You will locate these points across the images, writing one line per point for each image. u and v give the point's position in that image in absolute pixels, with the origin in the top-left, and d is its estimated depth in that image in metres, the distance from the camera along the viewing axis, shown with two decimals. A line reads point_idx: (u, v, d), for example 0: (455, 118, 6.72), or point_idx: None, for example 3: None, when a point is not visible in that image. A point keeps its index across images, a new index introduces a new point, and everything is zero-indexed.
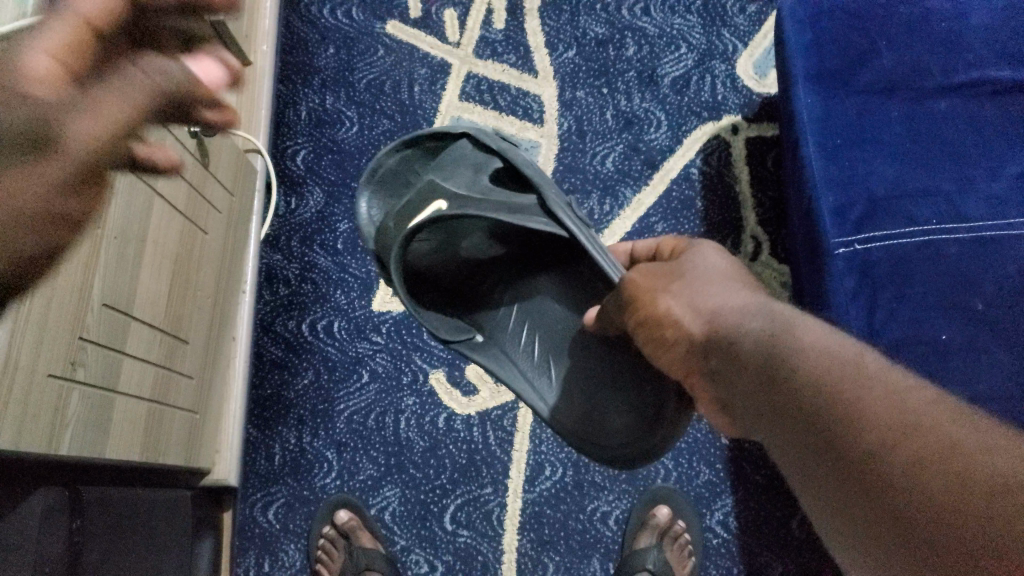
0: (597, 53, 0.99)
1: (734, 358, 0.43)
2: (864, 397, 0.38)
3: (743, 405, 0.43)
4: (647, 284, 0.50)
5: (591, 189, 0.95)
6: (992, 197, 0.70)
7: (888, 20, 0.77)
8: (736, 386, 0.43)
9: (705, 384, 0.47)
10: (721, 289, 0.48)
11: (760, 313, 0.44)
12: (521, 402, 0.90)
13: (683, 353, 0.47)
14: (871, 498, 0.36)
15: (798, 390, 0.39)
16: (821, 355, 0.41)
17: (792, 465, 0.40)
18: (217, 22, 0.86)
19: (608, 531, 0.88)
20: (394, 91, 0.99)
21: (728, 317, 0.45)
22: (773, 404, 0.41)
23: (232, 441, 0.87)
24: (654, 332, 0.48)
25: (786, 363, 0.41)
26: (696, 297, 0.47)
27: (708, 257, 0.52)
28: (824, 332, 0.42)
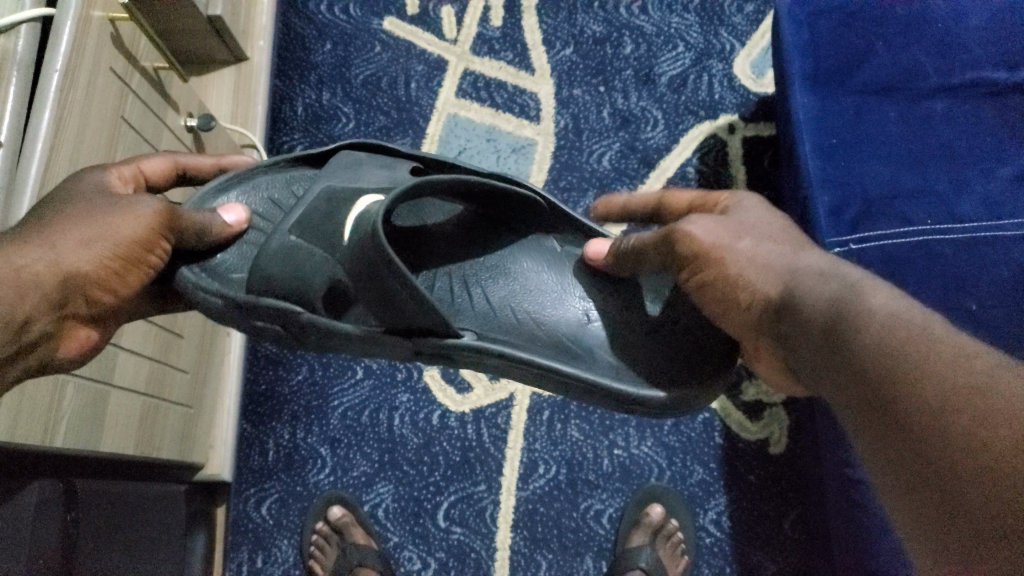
0: (594, 52, 0.99)
1: (802, 323, 0.45)
2: (923, 354, 0.37)
3: (813, 368, 0.44)
4: (709, 238, 0.50)
5: (587, 187, 0.95)
6: (986, 199, 0.70)
7: (882, 22, 0.78)
8: (807, 347, 0.44)
9: (778, 347, 0.48)
10: (791, 254, 0.49)
11: (832, 279, 0.45)
12: (515, 399, 0.90)
13: (756, 316, 0.49)
14: (912, 459, 0.35)
15: (856, 351, 0.40)
16: (886, 319, 0.40)
17: (852, 427, 0.41)
18: (214, 17, 0.86)
19: (601, 530, 0.88)
20: (390, 87, 0.99)
21: (804, 283, 0.46)
22: (833, 364, 0.42)
23: (226, 437, 0.87)
24: (721, 290, 0.51)
25: (845, 326, 0.41)
26: (760, 262, 0.49)
27: (758, 212, 0.54)
28: (893, 298, 0.42)
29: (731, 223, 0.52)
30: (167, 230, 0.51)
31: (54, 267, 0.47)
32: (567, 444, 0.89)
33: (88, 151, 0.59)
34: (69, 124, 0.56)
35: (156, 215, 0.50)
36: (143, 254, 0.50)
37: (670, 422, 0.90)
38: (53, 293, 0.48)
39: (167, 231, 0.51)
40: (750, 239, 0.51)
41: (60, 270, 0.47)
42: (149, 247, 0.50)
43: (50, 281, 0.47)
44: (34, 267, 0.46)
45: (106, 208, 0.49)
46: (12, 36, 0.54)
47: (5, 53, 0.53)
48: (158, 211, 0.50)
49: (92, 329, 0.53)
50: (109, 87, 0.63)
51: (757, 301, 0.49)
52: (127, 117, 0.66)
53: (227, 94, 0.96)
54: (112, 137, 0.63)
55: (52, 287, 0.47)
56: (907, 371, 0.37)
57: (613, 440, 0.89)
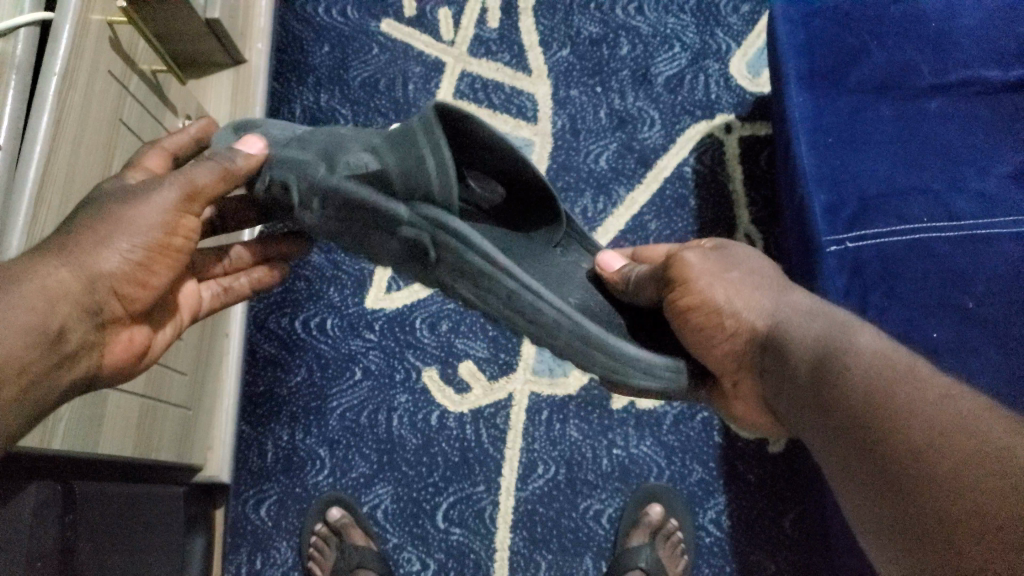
0: (591, 52, 1.00)
1: (787, 360, 0.47)
2: (908, 394, 0.39)
3: (797, 403, 0.46)
4: (699, 271, 0.54)
5: (585, 187, 0.95)
6: (982, 196, 0.70)
7: (876, 21, 0.78)
8: (792, 384, 0.47)
9: (764, 383, 0.51)
10: (773, 292, 0.53)
11: (819, 318, 0.48)
12: (513, 400, 0.90)
13: (737, 348, 0.52)
14: (894, 492, 0.37)
15: (840, 388, 0.42)
16: (873, 360, 0.42)
17: (833, 465, 0.42)
18: (212, 20, 0.87)
19: (601, 530, 0.88)
20: (388, 89, 0.99)
21: (789, 321, 0.49)
22: (815, 404, 0.44)
23: (225, 439, 0.87)
24: (700, 322, 0.52)
25: (829, 362, 0.44)
26: (745, 296, 0.53)
27: (746, 253, 0.58)
28: (880, 339, 0.44)
29: (716, 260, 0.56)
30: (186, 207, 0.52)
31: (82, 270, 0.47)
32: (566, 444, 0.89)
33: (87, 153, 0.59)
34: (67, 126, 0.56)
35: (171, 194, 0.51)
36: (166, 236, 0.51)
37: (669, 421, 0.90)
38: (85, 298, 0.47)
39: (186, 210, 0.52)
40: (735, 273, 0.55)
41: (89, 273, 0.47)
42: (171, 229, 0.51)
43: (80, 285, 0.46)
44: (61, 275, 0.46)
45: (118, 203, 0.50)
46: (11, 40, 0.54)
47: (4, 56, 0.53)
48: (173, 190, 0.51)
49: (132, 329, 0.54)
50: (108, 90, 0.63)
51: (742, 333, 0.51)
52: (125, 120, 0.66)
53: (225, 97, 0.96)
54: (111, 139, 0.63)
55: (82, 296, 0.46)
56: (891, 411, 0.39)
57: (612, 439, 0.89)
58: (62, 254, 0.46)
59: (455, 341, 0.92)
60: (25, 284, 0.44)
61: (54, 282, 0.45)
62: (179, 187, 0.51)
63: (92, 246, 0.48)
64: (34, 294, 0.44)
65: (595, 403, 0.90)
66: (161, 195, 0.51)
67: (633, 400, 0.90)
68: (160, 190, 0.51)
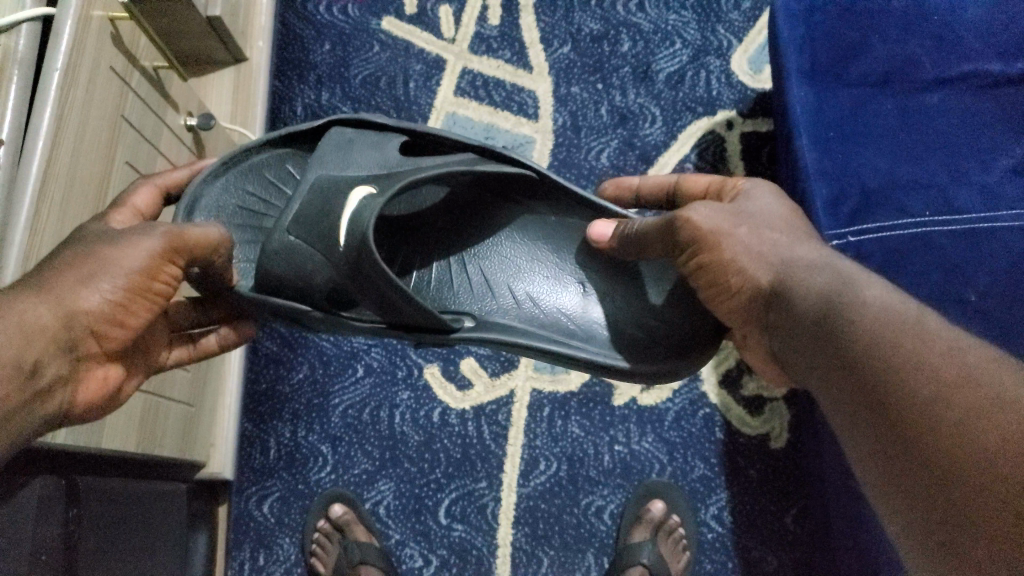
0: (592, 49, 1.00)
1: (792, 316, 0.46)
2: (918, 347, 0.39)
3: (800, 357, 0.46)
4: (709, 226, 0.51)
5: (586, 184, 0.95)
6: (982, 191, 0.70)
7: (878, 15, 0.78)
8: (795, 338, 0.46)
9: (767, 337, 0.50)
10: (787, 241, 0.51)
11: (823, 268, 0.47)
12: (515, 396, 0.90)
13: (745, 303, 0.51)
14: (902, 446, 0.37)
15: (848, 350, 0.41)
16: (880, 312, 0.42)
17: (835, 416, 0.42)
18: (212, 18, 0.87)
19: (603, 526, 0.88)
20: (390, 87, 1.00)
21: (795, 274, 0.47)
22: (820, 360, 0.43)
23: (228, 436, 0.88)
24: (716, 275, 0.51)
25: (836, 322, 0.43)
26: (756, 250, 0.50)
27: (761, 198, 0.56)
28: (887, 291, 0.43)
29: (729, 210, 0.53)
30: (171, 257, 0.51)
31: (62, 309, 0.47)
32: (568, 440, 0.89)
33: (88, 148, 0.59)
34: (69, 122, 0.56)
35: (157, 243, 0.50)
36: (147, 282, 0.50)
37: (670, 417, 0.90)
38: (61, 335, 0.47)
39: (171, 259, 0.51)
40: (748, 225, 0.52)
41: (67, 313, 0.47)
42: (153, 276, 0.50)
43: (57, 324, 0.47)
44: (39, 313, 0.46)
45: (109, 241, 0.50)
46: (13, 35, 0.54)
47: (7, 52, 0.54)
48: (158, 240, 0.50)
49: (107, 367, 0.52)
50: (110, 85, 0.63)
51: (747, 288, 0.50)
52: (127, 115, 0.66)
53: (228, 95, 0.97)
54: (113, 135, 0.63)
55: (57, 333, 0.47)
56: (898, 368, 0.38)
57: (614, 435, 0.89)
58: (40, 295, 0.46)
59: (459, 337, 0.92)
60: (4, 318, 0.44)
61: (32, 319, 0.45)
62: (166, 239, 0.50)
63: (72, 288, 0.47)
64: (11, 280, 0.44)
65: (596, 399, 0.90)
66: (147, 243, 0.50)
67: (635, 396, 0.90)
68: (148, 236, 0.50)
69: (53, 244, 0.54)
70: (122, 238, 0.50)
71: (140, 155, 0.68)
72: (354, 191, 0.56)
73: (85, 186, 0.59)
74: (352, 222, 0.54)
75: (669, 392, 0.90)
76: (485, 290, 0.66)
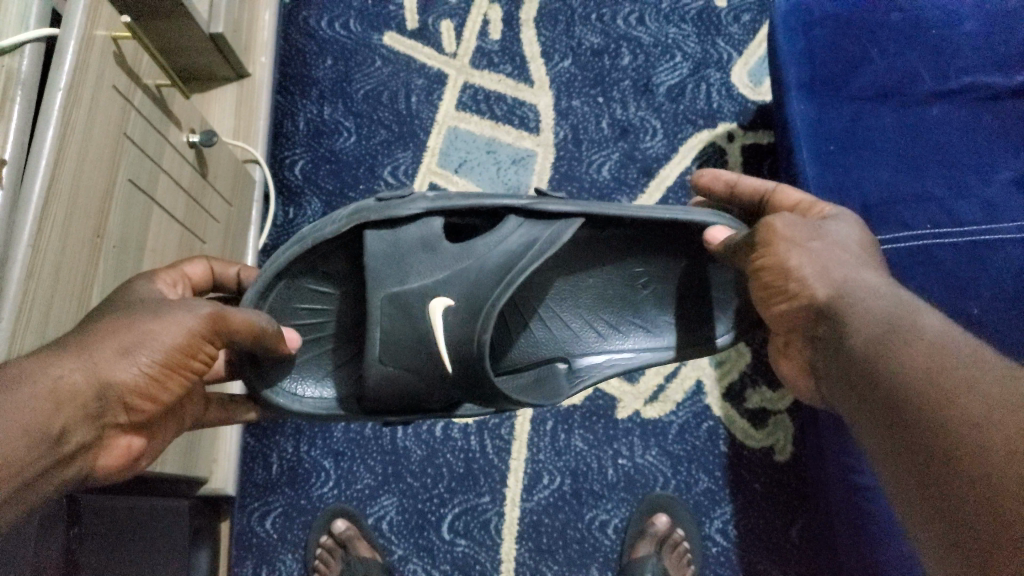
0: (593, 63, 1.00)
1: (840, 327, 0.46)
2: (973, 368, 0.39)
3: (840, 368, 0.46)
4: (786, 232, 0.53)
5: (587, 197, 0.96)
6: (983, 203, 0.70)
7: (878, 28, 0.78)
8: (840, 349, 0.46)
9: (811, 349, 0.50)
10: (853, 264, 0.50)
11: (885, 293, 0.47)
12: (518, 410, 0.90)
13: (795, 311, 0.51)
14: (942, 454, 0.37)
15: (890, 362, 0.42)
16: (935, 337, 0.42)
17: (873, 424, 0.42)
18: (215, 35, 0.88)
19: (607, 540, 0.87)
20: (391, 101, 1.00)
21: (851, 291, 0.48)
22: (863, 374, 0.43)
23: (230, 450, 0.87)
24: (776, 278, 0.52)
25: (886, 335, 0.43)
26: (828, 263, 0.50)
27: (841, 227, 0.55)
28: (943, 321, 0.44)
29: (812, 228, 0.54)
30: (208, 334, 0.50)
31: (94, 378, 0.45)
32: (572, 454, 0.89)
33: (91, 167, 0.59)
34: (72, 141, 0.56)
35: (197, 321, 0.49)
36: (185, 360, 0.49)
37: (674, 431, 0.89)
38: (91, 405, 0.45)
39: (208, 336, 0.50)
40: (821, 241, 0.52)
41: (101, 385, 0.46)
42: (189, 353, 0.49)
43: (90, 393, 0.45)
44: (75, 382, 0.44)
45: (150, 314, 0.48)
46: (17, 56, 0.55)
47: (11, 74, 0.54)
48: (199, 318, 0.49)
49: (132, 435, 0.51)
50: (113, 105, 0.63)
51: (804, 295, 0.50)
52: (130, 135, 0.65)
53: (230, 110, 0.98)
54: (115, 155, 0.63)
55: (90, 402, 0.45)
56: (949, 385, 0.39)
57: (618, 449, 0.89)
58: (76, 362, 0.45)
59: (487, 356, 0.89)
60: (35, 384, 0.42)
61: (66, 386, 0.44)
62: (208, 317, 0.49)
63: (108, 360, 0.46)
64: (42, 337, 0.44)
65: (600, 413, 0.90)
66: (188, 321, 0.49)
67: (638, 410, 0.90)
68: (189, 313, 0.49)
69: (54, 265, 0.54)
70: (157, 311, 0.49)
71: (141, 174, 0.68)
72: (432, 303, 0.55)
73: (87, 208, 0.59)
74: (452, 345, 0.55)
75: (673, 405, 0.90)
76: (562, 327, 0.68)
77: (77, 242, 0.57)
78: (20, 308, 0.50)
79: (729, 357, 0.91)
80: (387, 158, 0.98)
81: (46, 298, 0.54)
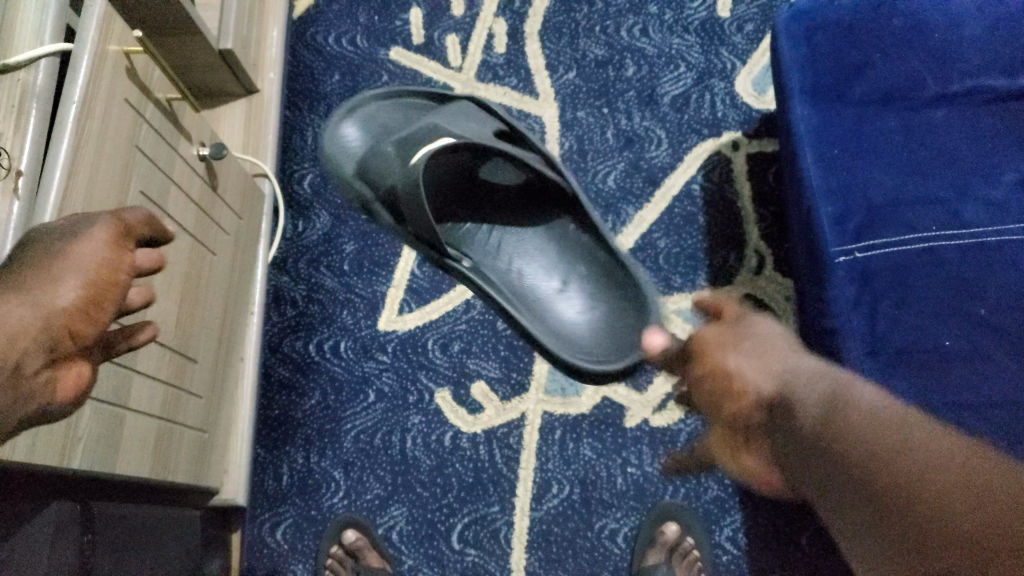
0: (597, 74, 1.01)
1: (789, 421, 0.48)
2: (913, 442, 0.42)
3: (796, 459, 0.47)
4: (713, 348, 0.56)
5: (593, 207, 0.96)
6: (988, 205, 0.71)
7: (880, 33, 0.78)
8: (790, 440, 0.48)
9: (764, 442, 0.51)
10: (783, 352, 0.54)
11: (815, 379, 0.50)
12: (527, 419, 0.90)
13: (741, 413, 0.53)
14: (910, 536, 0.39)
15: (850, 452, 0.43)
16: (868, 413, 0.45)
17: (838, 510, 0.44)
18: (224, 51, 0.90)
19: (616, 549, 0.87)
20: (398, 116, 1.02)
21: (789, 380, 0.50)
22: (817, 460, 0.45)
23: (240, 461, 0.88)
24: (716, 386, 0.55)
25: (837, 421, 0.45)
26: (757, 362, 0.53)
27: (764, 323, 0.58)
28: (873, 397, 0.47)
29: (736, 330, 0.58)
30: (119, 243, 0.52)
31: (37, 309, 0.46)
32: (580, 463, 0.89)
33: (103, 181, 0.60)
34: (86, 154, 0.58)
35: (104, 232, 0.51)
36: (110, 274, 0.50)
37: (683, 438, 0.89)
38: (42, 338, 0.45)
39: (122, 245, 0.52)
40: (751, 341, 0.55)
41: (47, 312, 0.46)
42: (111, 267, 0.51)
43: (36, 326, 0.45)
44: (20, 315, 0.45)
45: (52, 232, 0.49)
46: (32, 70, 0.56)
47: (26, 87, 0.55)
48: (104, 229, 0.51)
49: (81, 363, 0.49)
50: (125, 117, 0.64)
51: (745, 398, 0.52)
52: (142, 147, 0.67)
53: (239, 125, 0.99)
54: (127, 166, 0.64)
55: (40, 331, 0.45)
56: (894, 462, 0.41)
57: (626, 458, 0.89)
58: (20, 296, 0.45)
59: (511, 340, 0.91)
60: None
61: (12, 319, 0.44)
62: (109, 229, 0.52)
63: (44, 285, 0.46)
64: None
65: (609, 422, 0.90)
66: (98, 234, 0.51)
67: (646, 418, 0.90)
68: (95, 226, 0.51)
69: None
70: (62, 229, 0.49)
71: (153, 185, 0.69)
72: None
73: None
74: None
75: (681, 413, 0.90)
76: None
77: None
78: None
79: None
80: None
81: None
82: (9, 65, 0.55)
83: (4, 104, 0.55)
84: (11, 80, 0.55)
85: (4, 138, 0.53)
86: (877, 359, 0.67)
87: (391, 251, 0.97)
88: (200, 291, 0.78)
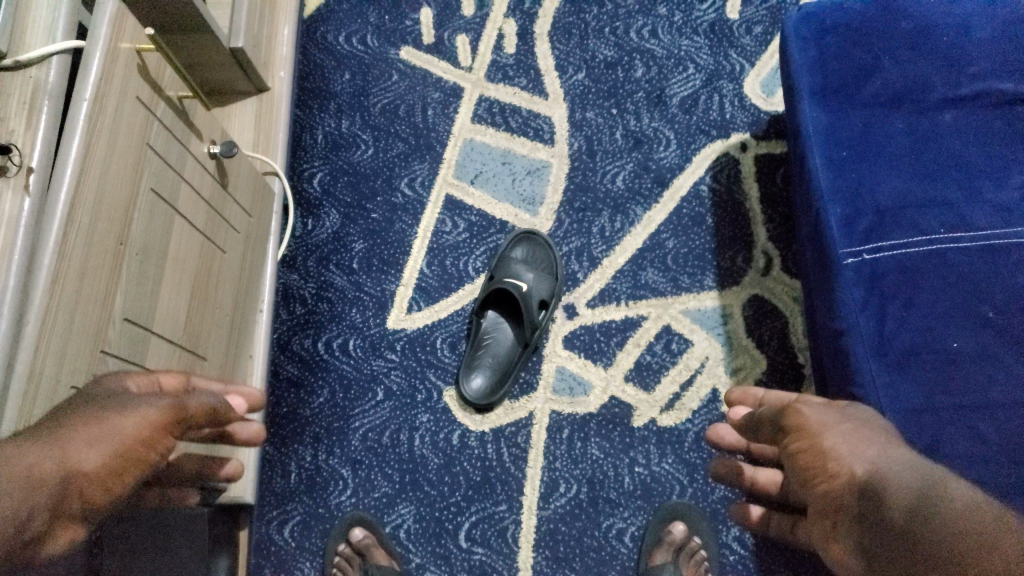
0: (607, 75, 1.02)
1: (881, 506, 0.53)
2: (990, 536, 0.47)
3: (875, 539, 0.53)
4: (816, 422, 0.62)
5: (602, 207, 0.97)
6: (996, 207, 0.71)
7: (889, 36, 0.79)
8: (874, 520, 0.53)
9: (851, 521, 0.57)
10: (881, 447, 0.58)
11: (914, 469, 0.55)
12: (534, 418, 0.91)
13: (838, 488, 0.58)
14: None
15: (926, 526, 0.50)
16: (968, 507, 0.50)
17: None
18: (235, 49, 0.90)
19: (624, 548, 0.86)
20: (408, 115, 1.02)
21: (888, 465, 0.56)
22: (897, 536, 0.51)
23: (249, 459, 0.87)
24: (812, 462, 0.60)
25: (927, 511, 0.50)
26: (846, 449, 0.59)
27: (868, 415, 0.63)
28: (972, 493, 0.52)
29: (838, 413, 0.63)
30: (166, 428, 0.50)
31: (61, 464, 0.43)
32: (588, 462, 0.89)
33: (116, 173, 0.60)
34: (98, 149, 0.57)
35: (156, 412, 0.49)
36: (145, 451, 0.48)
37: (690, 438, 0.89)
38: (54, 492, 0.43)
39: (169, 433, 0.50)
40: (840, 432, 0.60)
41: (69, 470, 0.44)
42: (149, 444, 0.48)
43: (57, 480, 0.43)
44: (42, 465, 0.42)
45: (116, 405, 0.48)
46: (44, 67, 0.56)
47: (39, 85, 0.56)
48: (160, 411, 0.49)
49: (76, 528, 0.44)
50: (136, 114, 0.64)
51: (842, 475, 0.58)
52: (153, 144, 0.66)
53: (249, 123, 0.99)
54: (138, 164, 0.64)
55: (54, 488, 0.43)
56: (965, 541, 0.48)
57: (634, 457, 0.89)
58: (52, 449, 0.43)
59: (529, 360, 0.93)
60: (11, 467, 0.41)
61: (33, 470, 0.42)
62: (166, 411, 0.50)
63: (73, 444, 0.44)
64: (45, 456, 0.43)
65: (616, 421, 0.90)
66: (150, 412, 0.49)
67: (654, 417, 0.90)
68: (150, 405, 0.49)
69: (79, 269, 0.56)
70: (116, 404, 0.48)
71: (164, 183, 0.69)
72: None
73: (110, 214, 0.60)
74: None
75: (688, 413, 0.89)
76: None
77: (99, 254, 0.58)
78: (43, 322, 0.52)
79: (745, 364, 0.90)
80: (404, 170, 1.00)
81: (72, 302, 0.55)
82: (20, 63, 0.55)
83: (16, 101, 0.55)
84: (22, 78, 0.56)
85: (15, 134, 0.54)
86: (885, 359, 0.68)
87: (401, 250, 0.98)
88: (209, 289, 0.78)
